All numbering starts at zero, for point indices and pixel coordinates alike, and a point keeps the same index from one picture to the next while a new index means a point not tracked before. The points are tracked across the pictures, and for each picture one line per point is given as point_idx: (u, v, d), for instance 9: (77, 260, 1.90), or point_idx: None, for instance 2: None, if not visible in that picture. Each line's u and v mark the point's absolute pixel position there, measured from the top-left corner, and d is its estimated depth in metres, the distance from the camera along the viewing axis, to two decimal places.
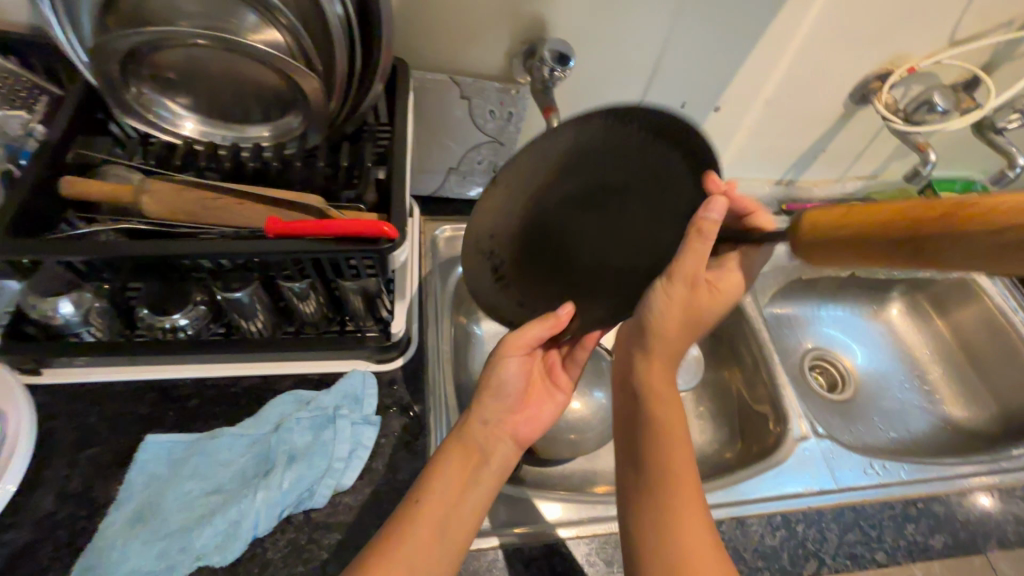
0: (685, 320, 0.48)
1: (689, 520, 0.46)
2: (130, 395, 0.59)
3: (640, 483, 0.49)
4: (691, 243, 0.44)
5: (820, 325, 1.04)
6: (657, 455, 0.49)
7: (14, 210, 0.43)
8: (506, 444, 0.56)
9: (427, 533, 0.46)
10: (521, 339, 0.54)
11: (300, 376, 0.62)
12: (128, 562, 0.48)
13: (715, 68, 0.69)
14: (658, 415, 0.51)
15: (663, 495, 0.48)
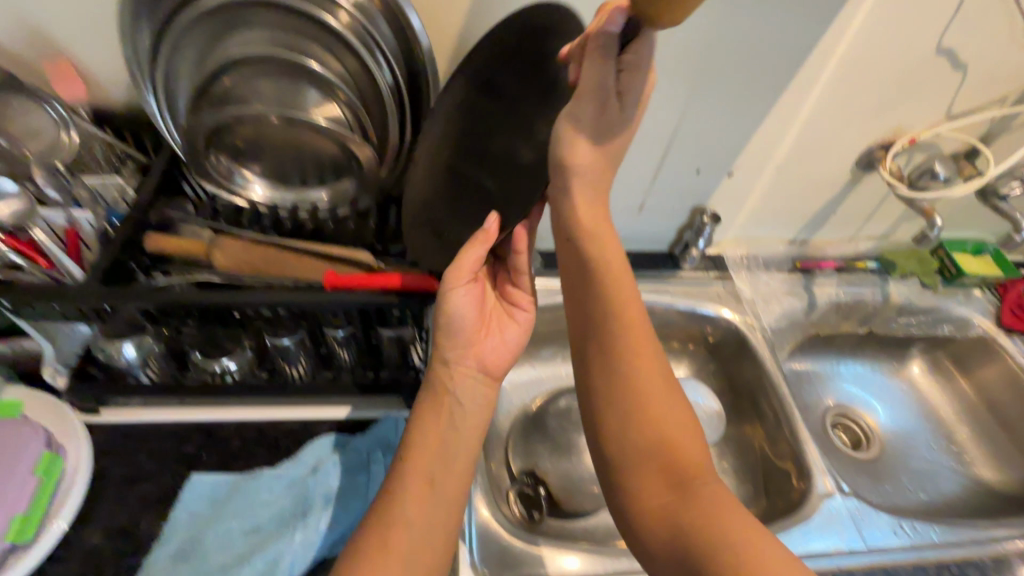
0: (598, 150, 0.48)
1: (652, 391, 0.50)
2: (178, 435, 0.62)
3: (602, 370, 0.52)
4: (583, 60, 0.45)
5: (841, 382, 1.04)
6: (618, 333, 0.52)
7: (106, 263, 0.50)
8: (475, 376, 0.57)
9: (421, 484, 0.49)
10: (463, 265, 0.55)
11: (336, 421, 0.65)
12: None
13: (727, 138, 0.75)
14: (615, 297, 0.53)
15: (627, 375, 0.51)
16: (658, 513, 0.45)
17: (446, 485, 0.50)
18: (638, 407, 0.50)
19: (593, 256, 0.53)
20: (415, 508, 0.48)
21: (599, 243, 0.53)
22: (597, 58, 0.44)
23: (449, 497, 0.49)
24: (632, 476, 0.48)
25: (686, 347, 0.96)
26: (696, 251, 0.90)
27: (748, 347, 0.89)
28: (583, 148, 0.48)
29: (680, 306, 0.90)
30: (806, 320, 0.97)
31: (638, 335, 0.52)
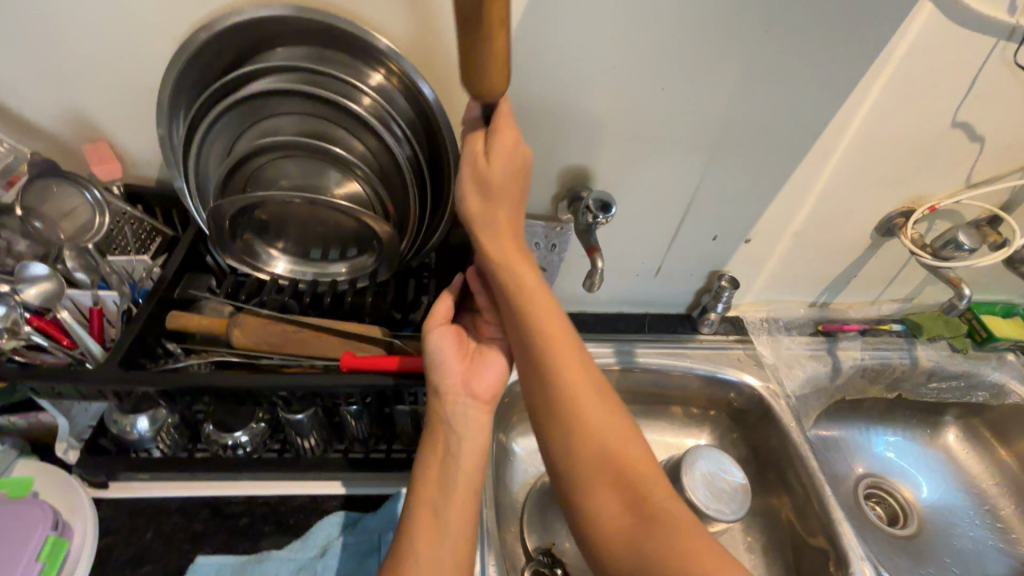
0: (487, 201, 0.51)
1: (599, 424, 0.53)
2: (186, 511, 0.61)
3: (549, 406, 0.54)
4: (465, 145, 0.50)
5: (872, 449, 0.99)
6: (559, 376, 0.54)
7: (127, 346, 0.51)
8: (466, 404, 0.54)
9: (426, 515, 0.50)
10: (439, 312, 0.57)
11: (347, 496, 0.64)
12: None
13: (743, 206, 0.75)
14: (544, 332, 0.54)
15: (571, 408, 0.53)
16: (625, 544, 0.48)
17: (449, 516, 0.50)
18: (584, 437, 0.52)
19: (526, 301, 0.54)
20: (422, 541, 0.48)
21: (526, 285, 0.54)
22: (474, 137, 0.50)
23: (451, 523, 0.49)
24: (595, 505, 0.51)
25: (707, 412, 0.94)
26: (715, 314, 0.89)
27: (772, 414, 0.86)
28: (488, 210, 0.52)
29: (699, 371, 0.88)
30: (831, 385, 0.94)
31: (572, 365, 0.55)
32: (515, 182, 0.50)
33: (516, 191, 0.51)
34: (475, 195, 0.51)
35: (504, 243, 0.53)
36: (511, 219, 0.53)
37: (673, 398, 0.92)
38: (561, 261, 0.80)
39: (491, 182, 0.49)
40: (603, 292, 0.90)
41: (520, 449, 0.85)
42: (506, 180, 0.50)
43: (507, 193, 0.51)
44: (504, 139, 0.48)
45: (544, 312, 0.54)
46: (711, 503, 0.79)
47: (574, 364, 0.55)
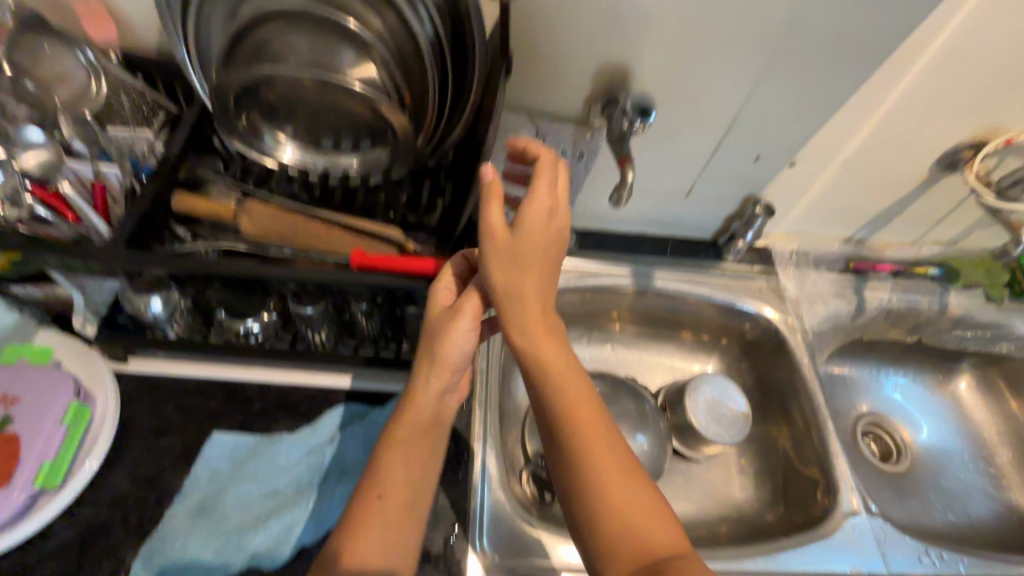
0: (510, 263, 0.49)
1: (617, 492, 0.47)
2: (202, 390, 0.63)
3: (564, 477, 0.49)
4: (489, 204, 0.49)
5: (878, 389, 0.99)
6: (576, 444, 0.49)
7: (132, 225, 0.49)
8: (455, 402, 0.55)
9: (397, 499, 0.49)
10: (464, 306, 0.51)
11: (352, 390, 0.65)
12: (189, 551, 0.52)
13: (797, 125, 0.69)
14: (563, 399, 0.50)
15: (586, 477, 0.48)
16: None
17: (418, 505, 0.50)
18: (601, 503, 0.47)
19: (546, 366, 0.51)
20: (386, 527, 0.47)
21: (544, 356, 0.51)
22: (496, 201, 0.49)
23: (416, 509, 0.50)
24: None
25: (718, 340, 0.93)
26: (743, 242, 0.85)
27: (785, 347, 0.85)
28: (510, 272, 0.50)
29: (716, 298, 0.86)
30: (852, 325, 0.91)
31: (594, 433, 0.49)
32: (542, 251, 0.50)
33: (544, 261, 0.51)
34: (502, 262, 0.49)
35: (528, 312, 0.51)
36: (537, 287, 0.51)
37: (686, 322, 0.91)
38: (588, 172, 0.75)
39: (519, 251, 0.49)
40: (627, 211, 0.85)
41: None
42: (533, 240, 0.50)
43: (534, 263, 0.50)
44: (536, 205, 0.49)
45: (566, 387, 0.50)
46: (710, 426, 0.80)
47: (596, 430, 0.49)
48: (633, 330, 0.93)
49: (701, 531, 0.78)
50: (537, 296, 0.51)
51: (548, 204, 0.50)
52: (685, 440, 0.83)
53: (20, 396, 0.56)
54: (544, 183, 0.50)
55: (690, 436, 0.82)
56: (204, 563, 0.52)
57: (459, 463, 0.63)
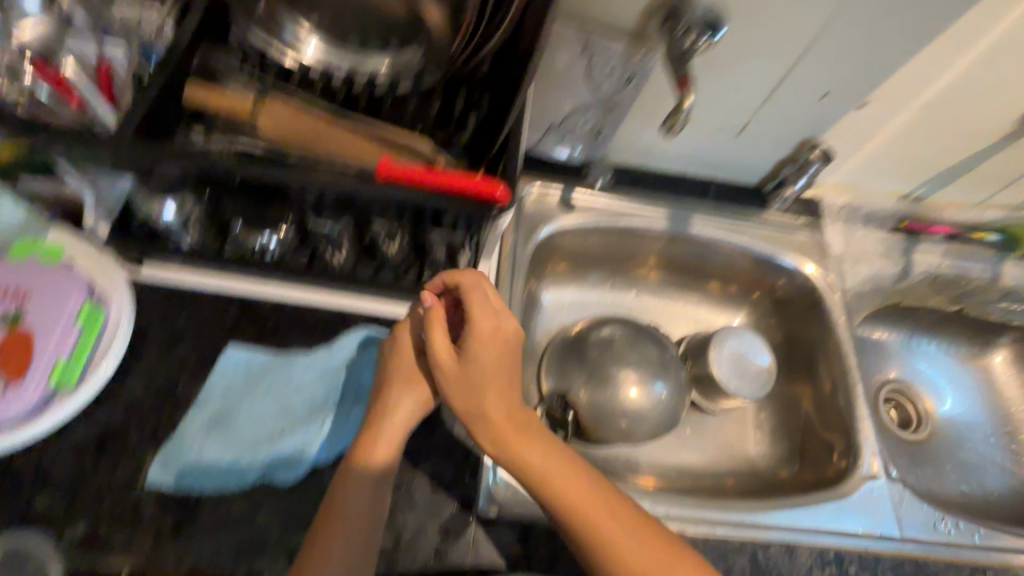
0: (465, 378, 0.53)
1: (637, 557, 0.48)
2: (218, 302, 0.62)
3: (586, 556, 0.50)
4: (437, 328, 0.55)
5: (908, 357, 0.96)
6: (586, 529, 0.49)
7: (141, 115, 0.45)
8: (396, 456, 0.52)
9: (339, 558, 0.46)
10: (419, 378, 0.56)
11: (375, 318, 0.63)
12: (204, 460, 0.52)
13: (876, 57, 0.61)
14: (554, 485, 0.51)
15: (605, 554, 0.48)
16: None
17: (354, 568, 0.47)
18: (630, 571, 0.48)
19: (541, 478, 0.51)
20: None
21: (524, 455, 0.52)
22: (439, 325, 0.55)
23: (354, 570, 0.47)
24: None
25: (748, 294, 0.89)
26: (791, 191, 0.79)
27: (821, 306, 0.81)
28: (464, 383, 0.53)
29: (753, 249, 0.82)
30: (894, 288, 0.86)
31: (595, 506, 0.50)
32: (495, 366, 0.55)
33: (499, 376, 0.54)
34: (458, 380, 0.53)
35: (495, 420, 0.53)
36: (500, 391, 0.54)
37: (717, 272, 0.87)
38: (634, 99, 0.68)
39: (467, 371, 0.54)
40: (671, 149, 0.79)
41: (548, 300, 0.87)
42: (478, 358, 0.54)
43: (491, 376, 0.54)
44: (480, 328, 0.55)
45: (554, 477, 0.51)
46: (731, 379, 0.78)
47: (596, 500, 0.51)
48: (660, 277, 0.90)
49: (711, 482, 0.78)
50: (500, 404, 0.53)
51: (491, 324, 0.56)
52: (705, 392, 0.81)
53: (31, 292, 0.55)
54: (487, 314, 0.56)
55: (710, 388, 0.80)
56: (219, 473, 0.52)
57: None
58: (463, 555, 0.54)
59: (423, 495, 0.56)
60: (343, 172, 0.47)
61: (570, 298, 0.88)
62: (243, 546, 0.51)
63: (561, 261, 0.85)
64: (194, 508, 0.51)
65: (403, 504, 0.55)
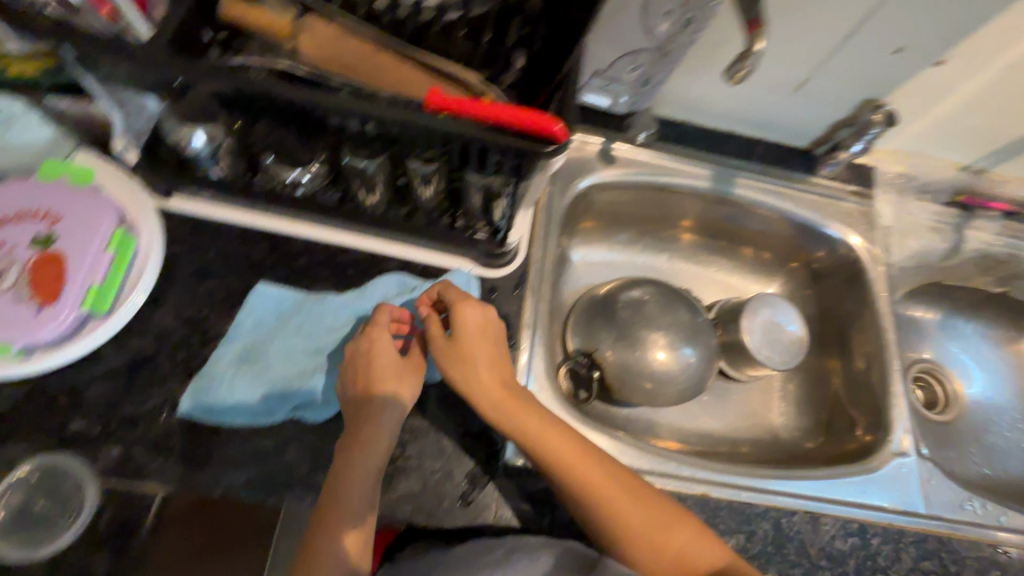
0: (463, 351, 0.54)
1: (633, 511, 0.51)
2: (248, 239, 0.60)
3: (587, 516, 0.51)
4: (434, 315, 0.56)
5: (942, 337, 0.93)
6: (586, 490, 0.51)
7: (173, 27, 0.43)
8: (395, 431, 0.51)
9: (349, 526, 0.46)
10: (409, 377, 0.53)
11: (406, 262, 0.62)
12: (234, 395, 0.52)
13: (964, 9, 0.56)
14: (554, 451, 0.51)
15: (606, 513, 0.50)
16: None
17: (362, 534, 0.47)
18: (628, 523, 0.50)
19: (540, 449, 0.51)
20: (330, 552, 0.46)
21: (522, 424, 0.52)
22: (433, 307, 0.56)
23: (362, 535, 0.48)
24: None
25: (785, 262, 0.86)
26: (845, 155, 0.75)
27: (862, 280, 0.78)
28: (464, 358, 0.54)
29: (797, 216, 0.78)
30: (939, 265, 0.83)
31: (590, 468, 0.52)
32: (486, 339, 0.55)
33: (488, 348, 0.55)
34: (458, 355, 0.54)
35: (495, 389, 0.53)
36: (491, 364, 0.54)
37: (755, 238, 0.84)
38: (690, 45, 0.64)
39: (454, 360, 0.54)
40: (720, 103, 0.75)
41: (577, 259, 0.85)
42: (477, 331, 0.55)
43: (486, 348, 0.55)
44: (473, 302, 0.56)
45: (552, 443, 0.51)
46: (763, 347, 0.76)
47: (591, 461, 0.52)
48: (695, 240, 0.87)
49: (733, 448, 0.77)
50: (491, 372, 0.54)
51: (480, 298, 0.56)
52: (733, 360, 0.80)
53: (64, 217, 0.52)
54: (466, 298, 0.56)
55: (739, 357, 0.79)
56: (251, 408, 0.52)
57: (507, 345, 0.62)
58: (487, 502, 0.54)
59: (450, 442, 0.56)
60: (381, 100, 0.43)
61: (600, 257, 0.86)
62: (271, 480, 0.51)
63: (590, 218, 0.82)
64: (224, 441, 0.52)
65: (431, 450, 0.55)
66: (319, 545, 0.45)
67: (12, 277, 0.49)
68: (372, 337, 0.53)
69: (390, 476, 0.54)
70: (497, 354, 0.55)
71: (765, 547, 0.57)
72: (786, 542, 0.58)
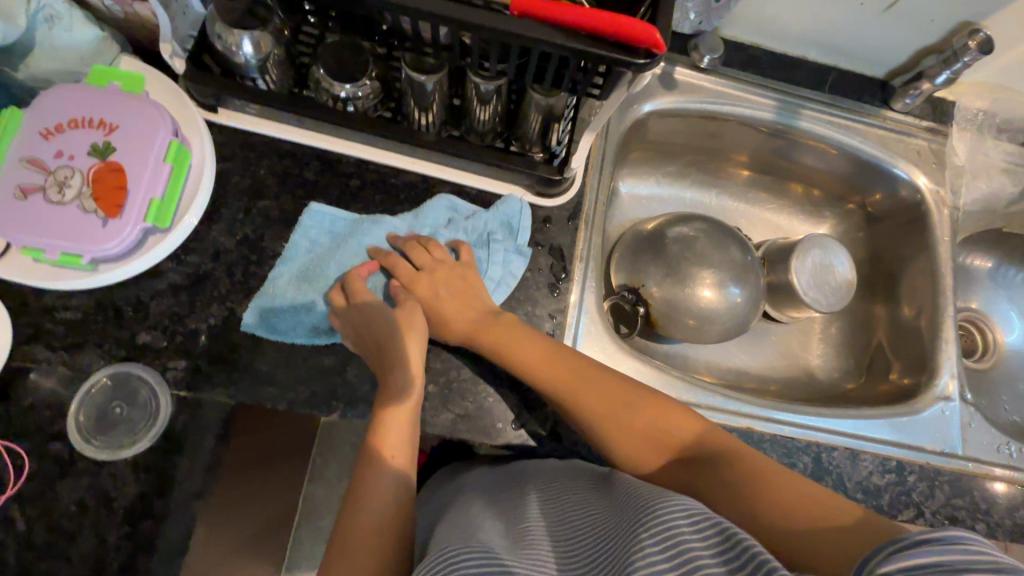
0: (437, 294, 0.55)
1: (625, 412, 0.51)
2: (298, 157, 0.58)
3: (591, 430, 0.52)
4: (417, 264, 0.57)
5: (993, 283, 0.91)
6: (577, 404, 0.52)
7: None
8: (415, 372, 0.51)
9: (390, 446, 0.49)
10: (413, 325, 0.53)
11: (459, 188, 0.61)
12: (299, 313, 0.54)
13: None
14: (534, 368, 0.52)
15: (601, 421, 0.51)
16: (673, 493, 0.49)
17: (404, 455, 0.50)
18: (624, 427, 0.51)
19: (521, 367, 0.52)
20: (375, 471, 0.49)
21: (503, 344, 0.53)
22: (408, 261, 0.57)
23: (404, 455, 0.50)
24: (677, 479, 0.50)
25: (841, 202, 0.83)
26: (927, 87, 0.70)
27: (924, 222, 0.75)
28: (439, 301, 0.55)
29: (862, 153, 0.74)
30: (1005, 211, 0.79)
31: (573, 380, 0.52)
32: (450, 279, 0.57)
33: (455, 283, 0.57)
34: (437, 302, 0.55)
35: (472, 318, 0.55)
36: (462, 297, 0.56)
37: (813, 175, 0.81)
38: None
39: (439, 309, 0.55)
40: (797, 24, 0.69)
41: (624, 191, 0.83)
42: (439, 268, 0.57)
43: (454, 285, 0.56)
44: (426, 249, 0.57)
45: (529, 357, 0.52)
46: (811, 289, 0.75)
47: (572, 370, 0.53)
48: (749, 175, 0.84)
49: (768, 385, 0.79)
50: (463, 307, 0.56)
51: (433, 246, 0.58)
52: (777, 301, 0.79)
53: (119, 126, 0.50)
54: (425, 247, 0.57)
55: (785, 298, 0.77)
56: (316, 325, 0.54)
57: (559, 278, 0.60)
58: (539, 427, 0.56)
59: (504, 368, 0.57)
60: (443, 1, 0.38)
61: (646, 190, 0.83)
62: (333, 398, 0.53)
63: (643, 148, 0.79)
64: (286, 357, 0.53)
65: (485, 376, 0.57)
66: (371, 458, 0.49)
67: (75, 186, 0.48)
68: (354, 296, 0.53)
69: (444, 398, 0.55)
70: (467, 286, 0.57)
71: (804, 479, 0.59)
72: (824, 475, 0.59)
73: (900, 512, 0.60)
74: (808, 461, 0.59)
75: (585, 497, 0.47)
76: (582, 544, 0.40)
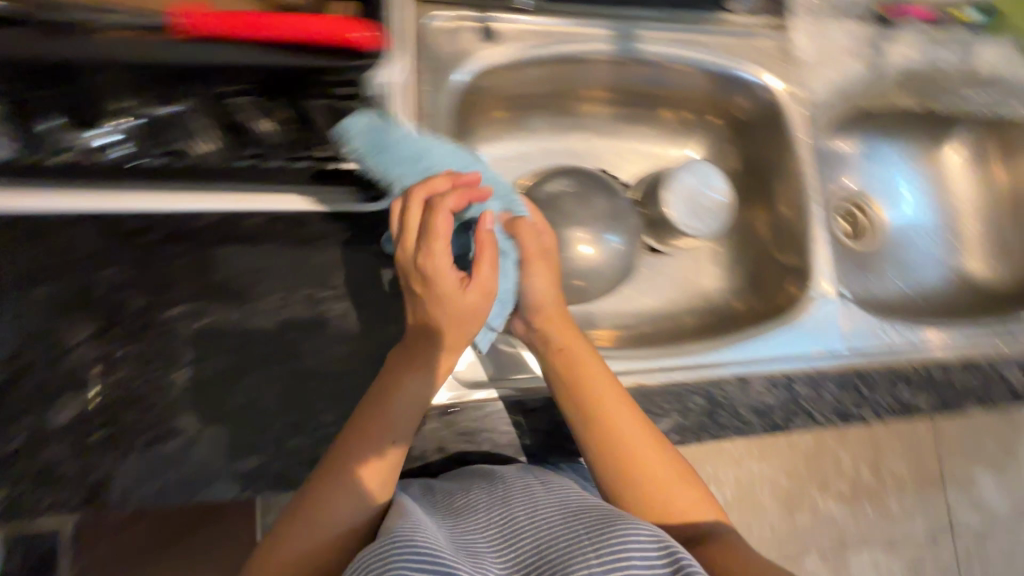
0: (542, 283, 0.56)
1: (654, 467, 0.50)
2: (71, 227, 0.50)
3: (616, 468, 0.51)
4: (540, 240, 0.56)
5: (868, 163, 0.92)
6: (620, 437, 0.51)
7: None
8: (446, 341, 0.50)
9: (363, 447, 0.47)
10: (471, 315, 0.50)
11: (272, 215, 0.54)
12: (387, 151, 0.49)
13: None
14: (596, 391, 0.53)
15: (630, 465, 0.50)
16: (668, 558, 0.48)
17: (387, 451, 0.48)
18: (645, 482, 0.50)
19: (583, 380, 0.53)
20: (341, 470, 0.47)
21: (572, 356, 0.55)
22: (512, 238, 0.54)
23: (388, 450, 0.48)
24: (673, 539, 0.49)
25: (706, 118, 0.80)
26: None
27: (783, 124, 0.74)
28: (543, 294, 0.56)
29: (710, 66, 0.71)
30: (861, 91, 0.79)
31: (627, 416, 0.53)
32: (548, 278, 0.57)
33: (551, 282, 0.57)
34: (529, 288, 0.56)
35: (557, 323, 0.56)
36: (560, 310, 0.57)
37: (673, 97, 0.77)
38: None
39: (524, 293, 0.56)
40: None
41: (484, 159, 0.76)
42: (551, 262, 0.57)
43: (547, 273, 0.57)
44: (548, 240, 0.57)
45: (594, 380, 0.53)
46: (687, 219, 0.73)
47: (629, 412, 0.53)
48: (610, 111, 0.79)
49: (667, 323, 0.78)
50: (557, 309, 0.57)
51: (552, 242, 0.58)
52: (659, 235, 0.77)
53: None
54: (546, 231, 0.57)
55: (664, 231, 0.76)
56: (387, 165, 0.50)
57: None
58: (423, 448, 0.55)
59: None
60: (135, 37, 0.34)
61: (504, 152, 0.77)
62: (188, 481, 0.49)
63: (490, 110, 0.73)
64: (125, 457, 0.48)
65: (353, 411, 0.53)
66: (340, 466, 0.47)
67: None
68: (433, 239, 0.48)
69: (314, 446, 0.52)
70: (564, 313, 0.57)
71: (699, 419, 0.60)
72: (718, 409, 0.60)
73: (793, 421, 0.62)
74: (699, 402, 0.60)
75: (551, 500, 0.47)
76: (534, 554, 0.40)
